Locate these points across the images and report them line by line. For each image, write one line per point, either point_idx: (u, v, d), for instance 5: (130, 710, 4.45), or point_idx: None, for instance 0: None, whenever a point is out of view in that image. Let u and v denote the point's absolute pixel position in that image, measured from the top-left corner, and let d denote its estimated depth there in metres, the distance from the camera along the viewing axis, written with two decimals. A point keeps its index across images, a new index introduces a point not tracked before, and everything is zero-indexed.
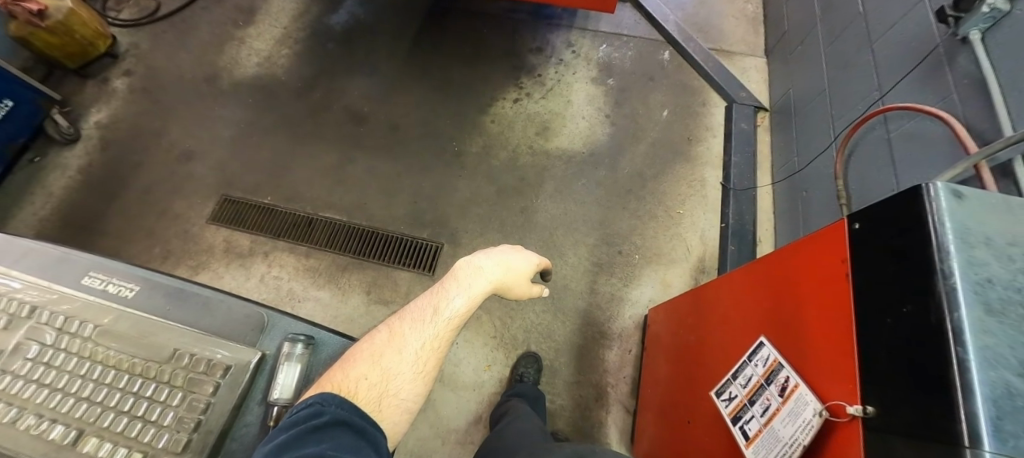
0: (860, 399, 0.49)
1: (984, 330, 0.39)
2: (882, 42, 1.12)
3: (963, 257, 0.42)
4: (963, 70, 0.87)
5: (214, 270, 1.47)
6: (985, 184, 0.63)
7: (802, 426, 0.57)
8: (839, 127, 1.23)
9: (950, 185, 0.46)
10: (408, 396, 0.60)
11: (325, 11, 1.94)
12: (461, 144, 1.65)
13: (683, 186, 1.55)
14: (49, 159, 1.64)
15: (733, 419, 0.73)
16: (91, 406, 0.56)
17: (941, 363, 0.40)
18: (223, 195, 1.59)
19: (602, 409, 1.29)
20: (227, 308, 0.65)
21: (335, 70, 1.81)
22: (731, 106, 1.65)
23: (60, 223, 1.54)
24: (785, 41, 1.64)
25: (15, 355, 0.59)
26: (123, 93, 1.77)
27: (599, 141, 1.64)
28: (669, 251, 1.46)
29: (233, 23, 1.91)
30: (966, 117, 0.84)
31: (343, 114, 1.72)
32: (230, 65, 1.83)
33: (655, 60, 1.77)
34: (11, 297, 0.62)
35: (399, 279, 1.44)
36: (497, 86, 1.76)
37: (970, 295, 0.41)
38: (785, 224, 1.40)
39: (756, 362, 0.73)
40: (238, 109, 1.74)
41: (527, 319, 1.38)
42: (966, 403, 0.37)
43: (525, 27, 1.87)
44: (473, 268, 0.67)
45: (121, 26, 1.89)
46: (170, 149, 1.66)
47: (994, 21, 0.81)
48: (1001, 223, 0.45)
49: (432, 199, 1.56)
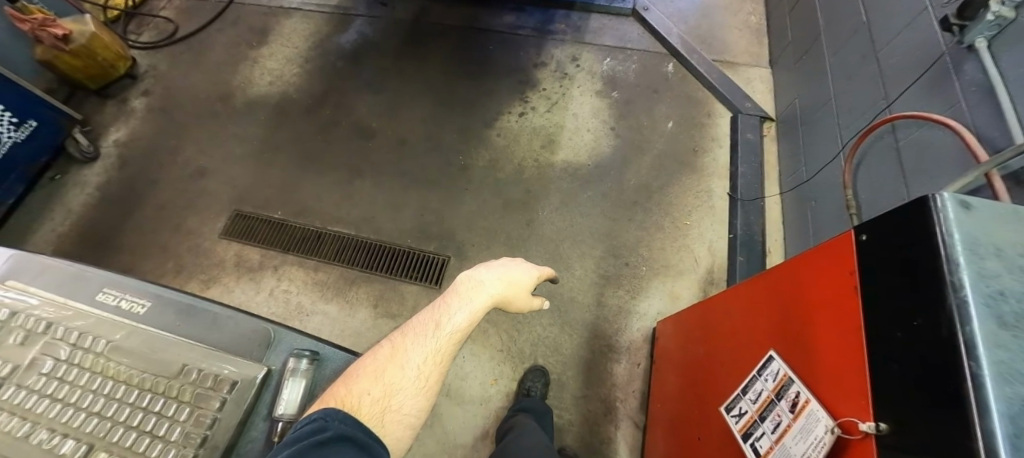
0: (872, 416, 0.48)
1: (999, 345, 0.38)
2: (887, 51, 1.12)
3: (974, 269, 0.41)
4: (970, 78, 0.86)
5: (225, 284, 1.49)
6: (997, 193, 0.61)
7: (814, 444, 0.56)
8: (846, 136, 1.22)
9: (957, 196, 0.45)
10: (411, 410, 0.60)
11: (335, 31, 1.99)
12: (468, 158, 1.67)
13: (689, 197, 1.54)
14: (70, 177, 1.70)
15: (743, 436, 0.72)
16: (101, 421, 0.57)
17: (953, 377, 0.39)
18: (234, 210, 1.62)
19: (612, 424, 1.27)
20: (235, 323, 0.66)
21: (344, 87, 1.85)
22: (736, 116, 1.65)
23: (78, 238, 1.58)
24: (790, 51, 1.64)
25: (30, 369, 0.60)
26: (141, 113, 1.83)
27: (604, 153, 1.64)
28: (677, 262, 1.45)
29: (246, 44, 1.98)
30: (976, 126, 0.83)
31: (352, 130, 1.75)
32: (243, 84, 1.88)
33: (659, 73, 1.78)
34: (28, 313, 0.63)
35: (406, 293, 1.44)
36: (502, 101, 1.78)
37: (981, 308, 0.40)
38: (794, 234, 1.38)
39: (765, 376, 0.71)
40: (251, 127, 1.79)
41: (533, 332, 1.38)
42: (982, 420, 0.36)
43: (529, 43, 1.90)
44: (474, 282, 0.68)
45: (141, 48, 1.97)
46: (184, 167, 1.71)
47: (999, 29, 0.80)
48: (1010, 233, 0.45)
49: (438, 213, 1.57)
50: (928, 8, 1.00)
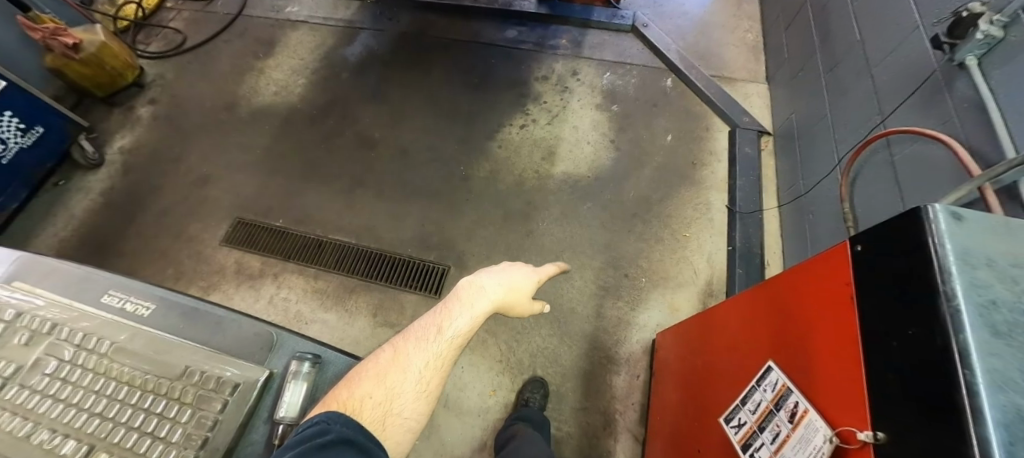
0: (870, 425, 0.48)
1: (991, 354, 0.39)
2: (881, 68, 1.14)
3: (967, 279, 0.42)
4: (961, 95, 0.88)
5: (225, 291, 1.49)
6: (990, 206, 0.63)
7: (813, 454, 0.56)
8: (842, 150, 1.24)
9: (948, 207, 0.47)
10: (411, 415, 0.60)
11: (340, 43, 2.03)
12: (469, 169, 1.69)
13: (689, 209, 1.56)
14: (74, 183, 1.71)
15: (743, 447, 0.72)
16: (103, 421, 0.57)
17: (948, 384, 0.40)
18: (236, 218, 1.63)
19: (611, 437, 1.26)
20: (238, 327, 0.66)
21: (348, 98, 1.88)
22: (734, 131, 1.67)
23: (78, 243, 1.58)
24: (786, 68, 1.67)
25: (34, 369, 0.60)
26: (147, 120, 1.85)
27: (604, 165, 1.66)
28: (677, 274, 1.45)
29: (253, 55, 2.01)
30: (968, 141, 0.84)
31: (355, 140, 1.78)
32: (249, 94, 1.91)
33: (658, 88, 1.81)
34: (34, 315, 0.63)
35: (405, 302, 1.44)
36: (504, 113, 1.81)
37: (974, 317, 0.41)
38: (792, 247, 1.39)
39: (764, 387, 0.71)
40: (255, 135, 1.81)
41: (532, 343, 1.37)
42: (976, 428, 0.36)
43: (530, 58, 1.93)
44: (476, 288, 0.69)
45: (149, 58, 2.00)
46: (188, 174, 1.73)
47: (988, 47, 0.83)
48: (1002, 245, 0.46)
49: (439, 223, 1.58)
50: (919, 27, 1.03)
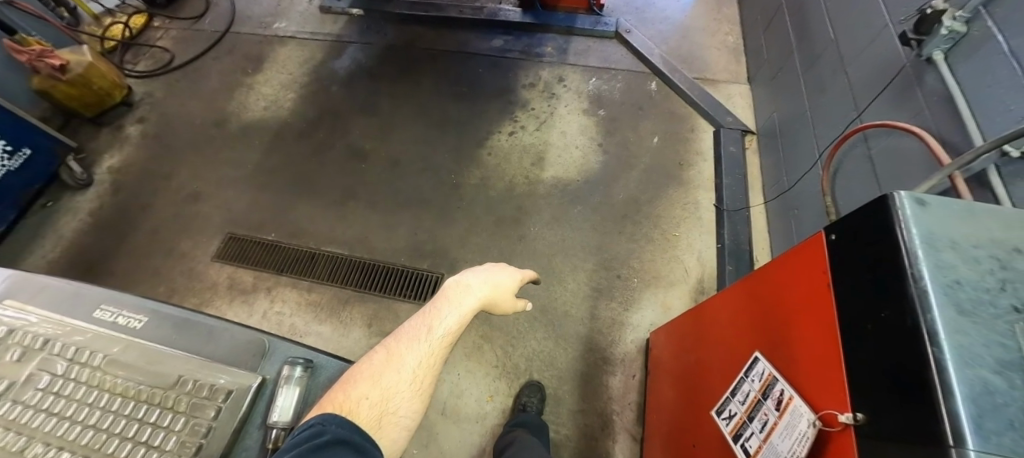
0: (850, 407, 0.50)
1: (958, 331, 0.41)
2: (855, 65, 1.18)
3: (932, 261, 0.44)
4: (930, 88, 0.91)
5: (218, 307, 1.49)
6: (960, 193, 0.65)
7: (798, 439, 0.57)
8: (822, 145, 1.27)
9: (913, 194, 0.49)
10: (407, 413, 0.61)
11: (328, 57, 2.05)
12: (460, 177, 1.70)
13: (677, 209, 1.58)
14: (62, 204, 1.70)
15: (734, 437, 0.73)
16: (97, 433, 0.57)
17: (919, 362, 0.41)
18: (227, 233, 1.63)
19: (609, 437, 1.26)
20: (231, 336, 0.66)
21: (337, 111, 1.89)
22: (719, 131, 1.70)
23: (68, 264, 1.57)
24: (766, 68, 1.71)
25: (27, 385, 0.60)
26: (136, 139, 1.85)
27: (593, 168, 1.69)
28: (668, 273, 1.47)
29: (241, 71, 2.02)
30: (939, 132, 0.87)
31: (345, 152, 1.79)
32: (238, 110, 1.92)
33: (643, 91, 1.84)
34: (26, 331, 0.64)
35: (400, 311, 1.45)
36: (493, 121, 1.83)
37: (941, 297, 0.42)
38: (780, 242, 1.41)
39: (752, 377, 0.73)
40: (245, 150, 1.82)
41: (528, 348, 1.38)
42: (945, 402, 0.38)
43: (516, 66, 1.97)
44: (463, 287, 0.70)
45: (137, 77, 2.01)
46: (178, 191, 1.73)
47: (954, 42, 0.85)
48: (966, 227, 0.48)
49: (431, 231, 1.59)
50: (888, 25, 1.07)
